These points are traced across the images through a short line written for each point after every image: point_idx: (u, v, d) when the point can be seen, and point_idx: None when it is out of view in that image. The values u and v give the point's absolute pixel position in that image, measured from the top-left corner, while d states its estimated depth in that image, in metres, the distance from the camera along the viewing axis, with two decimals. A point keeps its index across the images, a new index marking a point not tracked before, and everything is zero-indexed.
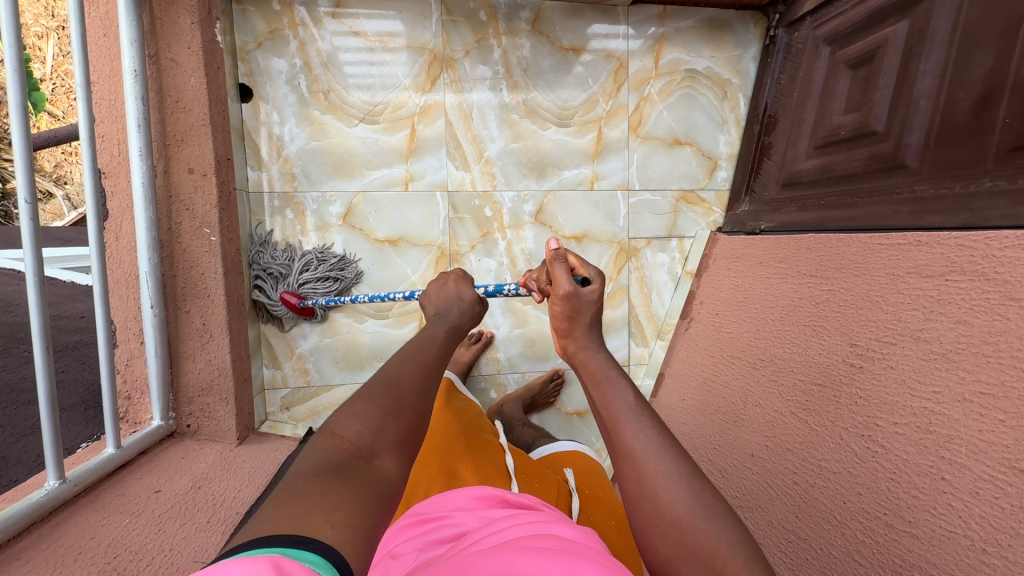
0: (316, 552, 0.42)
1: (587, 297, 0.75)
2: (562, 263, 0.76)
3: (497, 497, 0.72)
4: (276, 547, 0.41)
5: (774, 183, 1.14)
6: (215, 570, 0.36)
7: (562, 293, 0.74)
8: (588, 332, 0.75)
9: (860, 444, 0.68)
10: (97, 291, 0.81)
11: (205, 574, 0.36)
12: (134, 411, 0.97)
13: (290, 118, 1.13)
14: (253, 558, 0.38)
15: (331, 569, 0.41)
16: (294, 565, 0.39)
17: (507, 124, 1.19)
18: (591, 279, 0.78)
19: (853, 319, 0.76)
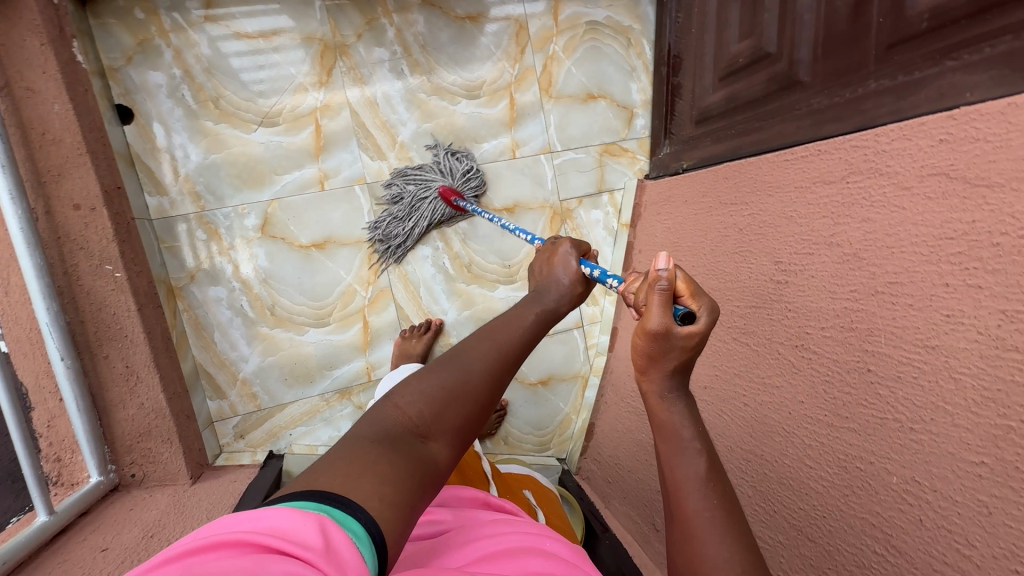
0: (361, 525, 0.40)
1: (680, 340, 0.53)
2: (665, 292, 0.51)
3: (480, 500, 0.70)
4: (330, 505, 0.40)
5: (688, 122, 1.15)
6: (267, 515, 0.38)
7: (652, 330, 0.53)
8: (665, 378, 0.55)
9: (796, 355, 0.70)
10: None
11: (259, 515, 0.38)
12: (68, 473, 0.89)
13: (181, 133, 1.05)
14: (304, 513, 0.38)
15: (372, 549, 0.39)
16: (337, 536, 0.38)
17: (416, 105, 1.16)
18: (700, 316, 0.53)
19: (774, 237, 0.78)
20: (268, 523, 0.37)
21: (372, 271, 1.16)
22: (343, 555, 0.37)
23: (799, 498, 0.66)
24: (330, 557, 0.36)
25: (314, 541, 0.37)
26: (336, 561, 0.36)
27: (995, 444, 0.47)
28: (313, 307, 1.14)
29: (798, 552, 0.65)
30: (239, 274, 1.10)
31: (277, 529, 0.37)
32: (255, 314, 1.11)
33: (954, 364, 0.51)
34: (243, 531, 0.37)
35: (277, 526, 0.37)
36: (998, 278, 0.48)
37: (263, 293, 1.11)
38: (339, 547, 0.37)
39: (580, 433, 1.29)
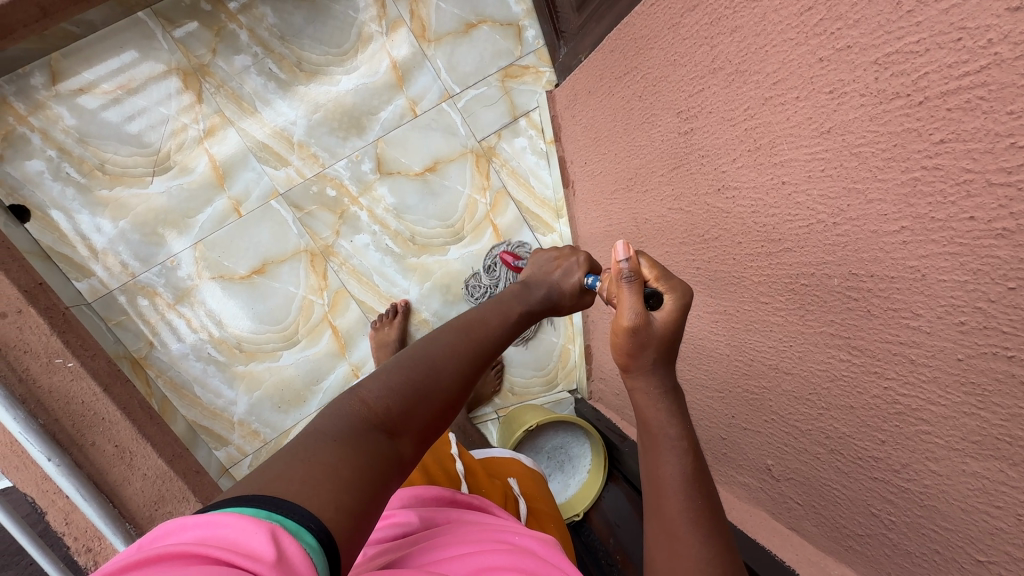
0: (314, 535, 0.37)
1: (655, 331, 0.55)
2: (632, 283, 0.54)
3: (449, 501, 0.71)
4: (283, 513, 0.37)
5: (571, 12, 1.08)
6: (211, 521, 0.35)
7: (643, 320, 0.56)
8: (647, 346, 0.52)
9: (722, 198, 0.66)
10: None
11: (208, 522, 0.35)
12: (104, 557, 0.93)
13: (82, 211, 1.03)
14: (256, 519, 0.36)
15: (326, 560, 0.37)
16: (290, 546, 0.35)
17: (298, 99, 1.11)
18: (666, 301, 0.56)
19: (668, 89, 0.73)
20: (215, 532, 0.35)
21: (321, 277, 1.14)
22: (296, 566, 0.34)
23: (766, 338, 0.64)
24: (284, 568, 0.34)
25: (264, 554, 0.34)
26: (288, 572, 0.34)
27: (909, 203, 0.43)
28: (277, 331, 1.13)
29: (781, 390, 0.63)
30: (195, 324, 1.10)
31: (223, 538, 0.35)
32: (226, 356, 1.11)
33: (852, 139, 0.47)
34: (188, 541, 0.35)
35: (224, 535, 0.35)
36: (861, 29, 0.43)
37: (225, 334, 1.11)
38: (291, 558, 0.35)
39: (581, 360, 1.28)
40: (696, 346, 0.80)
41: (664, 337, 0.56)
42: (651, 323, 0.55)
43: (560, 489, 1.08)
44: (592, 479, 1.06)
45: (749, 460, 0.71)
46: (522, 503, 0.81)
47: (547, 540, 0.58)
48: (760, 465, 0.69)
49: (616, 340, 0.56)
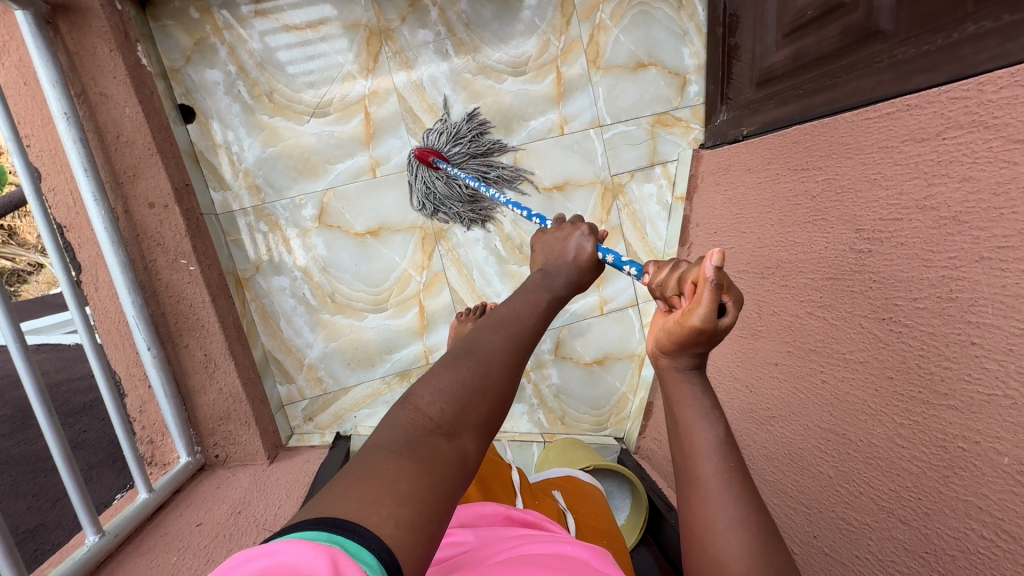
0: (374, 554, 0.34)
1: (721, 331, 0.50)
2: (716, 288, 0.47)
3: (500, 517, 0.68)
4: (343, 535, 0.34)
5: (748, 85, 1.09)
6: (273, 549, 0.32)
7: (694, 325, 0.50)
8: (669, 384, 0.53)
9: (883, 329, 0.66)
10: (94, 356, 0.78)
11: (265, 550, 0.32)
12: (161, 453, 0.97)
13: (239, 128, 1.08)
14: (313, 545, 0.32)
15: None
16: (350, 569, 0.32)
17: (462, 86, 1.14)
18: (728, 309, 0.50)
19: (854, 203, 0.72)
20: (273, 562, 0.31)
21: (426, 255, 1.17)
22: None
23: (889, 479, 0.63)
24: None
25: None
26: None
27: None
28: (370, 293, 1.16)
29: (889, 536, 0.62)
30: (301, 263, 1.13)
31: (284, 564, 0.31)
32: (317, 301, 1.15)
33: None
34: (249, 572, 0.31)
35: (286, 562, 0.31)
36: None
37: (324, 280, 1.14)
38: None
39: (637, 412, 1.28)
40: (790, 453, 0.79)
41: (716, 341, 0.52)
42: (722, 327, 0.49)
43: None
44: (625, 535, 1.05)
45: None
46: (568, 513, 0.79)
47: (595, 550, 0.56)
48: None
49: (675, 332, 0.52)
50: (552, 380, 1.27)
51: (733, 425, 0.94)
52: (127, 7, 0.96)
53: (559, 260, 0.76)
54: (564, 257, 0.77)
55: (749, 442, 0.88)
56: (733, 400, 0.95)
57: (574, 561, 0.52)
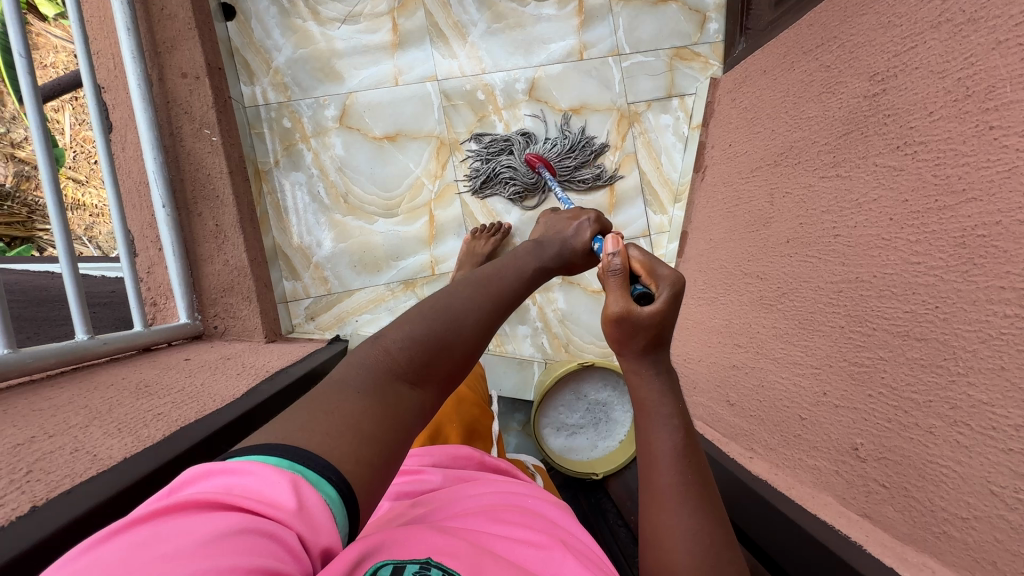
0: (334, 487, 0.36)
1: (644, 318, 0.57)
2: (617, 277, 0.62)
3: (475, 460, 0.68)
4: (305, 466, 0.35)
5: (766, 9, 1.10)
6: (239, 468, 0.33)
7: (610, 315, 0.59)
8: (636, 359, 0.59)
9: (898, 156, 0.63)
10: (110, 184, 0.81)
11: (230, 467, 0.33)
12: (162, 316, 0.98)
13: (275, 30, 1.15)
14: (277, 470, 0.34)
15: (342, 509, 0.36)
16: (310, 496, 0.34)
17: (487, 6, 1.19)
18: (661, 293, 0.60)
19: (868, 53, 0.71)
20: (236, 480, 0.32)
21: (440, 165, 1.19)
22: (316, 518, 0.33)
23: (903, 302, 0.58)
24: (304, 517, 0.33)
25: (285, 500, 0.33)
26: (311, 524, 0.33)
27: None
28: (383, 198, 1.18)
29: (904, 359, 0.57)
30: (318, 161, 1.16)
31: (248, 486, 0.32)
32: (330, 201, 1.17)
33: None
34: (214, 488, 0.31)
35: (251, 486, 0.32)
36: None
37: (339, 180, 1.17)
38: (311, 508, 0.34)
39: None
40: (800, 321, 0.75)
41: (651, 331, 0.57)
42: (639, 311, 0.57)
43: (586, 446, 1.01)
44: (622, 449, 1.00)
45: (830, 441, 0.64)
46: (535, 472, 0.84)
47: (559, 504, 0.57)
48: (844, 445, 0.62)
49: (606, 329, 0.60)
50: (558, 305, 1.24)
51: (741, 321, 0.89)
52: None
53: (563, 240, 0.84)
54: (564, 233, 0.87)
55: (759, 329, 0.84)
56: (743, 296, 0.91)
57: (538, 515, 0.51)
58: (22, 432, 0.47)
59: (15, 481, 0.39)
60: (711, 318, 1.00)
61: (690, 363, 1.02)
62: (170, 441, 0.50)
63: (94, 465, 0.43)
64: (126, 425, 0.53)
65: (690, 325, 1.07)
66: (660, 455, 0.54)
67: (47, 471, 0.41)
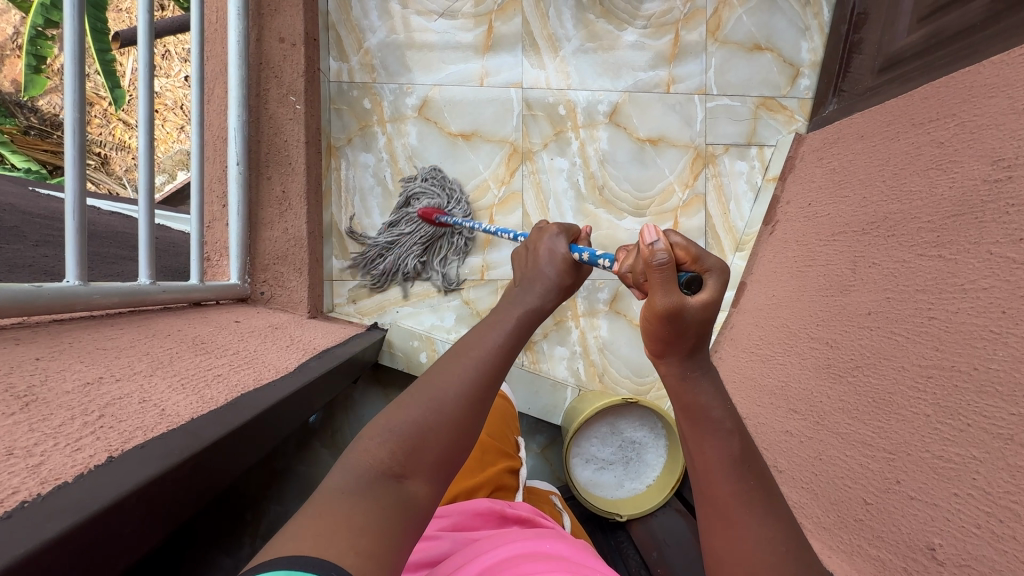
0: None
1: (695, 314, 0.46)
2: (667, 270, 0.45)
3: (496, 514, 0.59)
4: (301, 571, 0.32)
5: (868, 73, 1.07)
6: None
7: (659, 313, 0.46)
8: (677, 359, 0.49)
9: (1019, 249, 0.60)
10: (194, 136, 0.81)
11: None
12: (213, 272, 0.98)
13: (373, 12, 1.16)
14: None
15: None
16: None
17: (584, 24, 1.19)
18: (707, 281, 0.48)
19: (993, 137, 0.69)
20: None
21: (509, 172, 1.17)
22: None
23: (1009, 403, 0.55)
24: None
25: None
26: None
27: None
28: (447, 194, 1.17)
29: (1002, 465, 0.53)
30: (390, 146, 1.16)
31: None
32: (394, 188, 1.16)
33: None
34: None
35: None
36: None
37: (407, 169, 1.16)
38: None
39: None
40: (875, 400, 0.71)
41: (698, 334, 0.47)
42: (692, 307, 0.45)
43: (612, 484, 0.98)
44: (649, 496, 0.97)
45: (901, 535, 0.60)
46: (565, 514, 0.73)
47: (580, 548, 0.48)
48: (917, 542, 0.58)
49: (646, 326, 0.47)
50: (600, 333, 1.21)
51: (801, 385, 0.86)
52: None
53: (545, 280, 0.69)
54: (540, 269, 0.71)
55: (821, 398, 0.80)
56: (806, 361, 0.87)
57: (556, 559, 0.42)
58: (89, 370, 0.46)
59: (88, 423, 0.37)
60: (764, 376, 0.96)
61: None
62: (234, 408, 0.48)
63: (163, 420, 0.41)
64: (188, 381, 0.51)
65: (736, 380, 1.04)
66: (713, 460, 0.45)
67: (118, 418, 0.39)
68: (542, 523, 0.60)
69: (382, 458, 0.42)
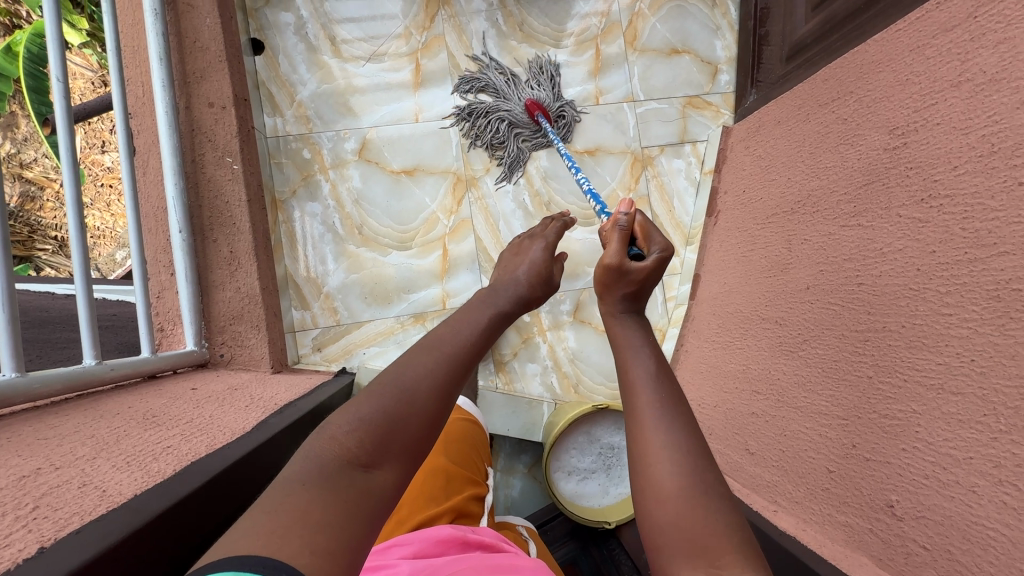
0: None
1: (636, 274, 0.70)
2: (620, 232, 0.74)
3: (457, 540, 0.58)
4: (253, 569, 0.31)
5: (778, 62, 1.14)
6: None
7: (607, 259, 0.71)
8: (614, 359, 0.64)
9: (922, 209, 0.64)
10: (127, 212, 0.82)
11: None
12: (169, 342, 0.97)
13: (301, 65, 1.19)
14: None
15: None
16: None
17: (507, 50, 1.24)
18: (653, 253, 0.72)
19: (886, 108, 0.74)
20: None
21: (456, 201, 1.20)
22: None
23: (936, 354, 0.58)
24: None
25: None
26: None
27: None
28: (397, 230, 1.18)
29: (939, 414, 0.56)
30: (335, 192, 1.17)
31: None
32: (345, 232, 1.17)
33: None
34: None
35: None
36: None
37: (355, 212, 1.18)
38: None
39: None
40: (824, 369, 0.73)
41: (639, 282, 0.70)
42: (632, 265, 0.70)
43: (598, 491, 0.98)
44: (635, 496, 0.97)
45: (862, 497, 0.62)
46: (531, 542, 0.74)
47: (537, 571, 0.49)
48: (878, 501, 0.60)
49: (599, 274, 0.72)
50: (568, 344, 1.22)
51: (760, 366, 0.88)
52: None
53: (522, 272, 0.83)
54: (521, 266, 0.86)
55: (779, 375, 0.83)
56: (761, 342, 0.90)
57: None
58: (27, 463, 0.45)
59: (20, 517, 0.37)
60: (727, 361, 0.98)
61: (705, 407, 1.00)
62: (184, 476, 0.48)
63: (103, 501, 0.41)
64: (135, 458, 0.50)
65: (703, 369, 1.06)
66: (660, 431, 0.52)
67: (54, 507, 0.39)
68: (503, 547, 0.60)
69: (340, 464, 0.41)
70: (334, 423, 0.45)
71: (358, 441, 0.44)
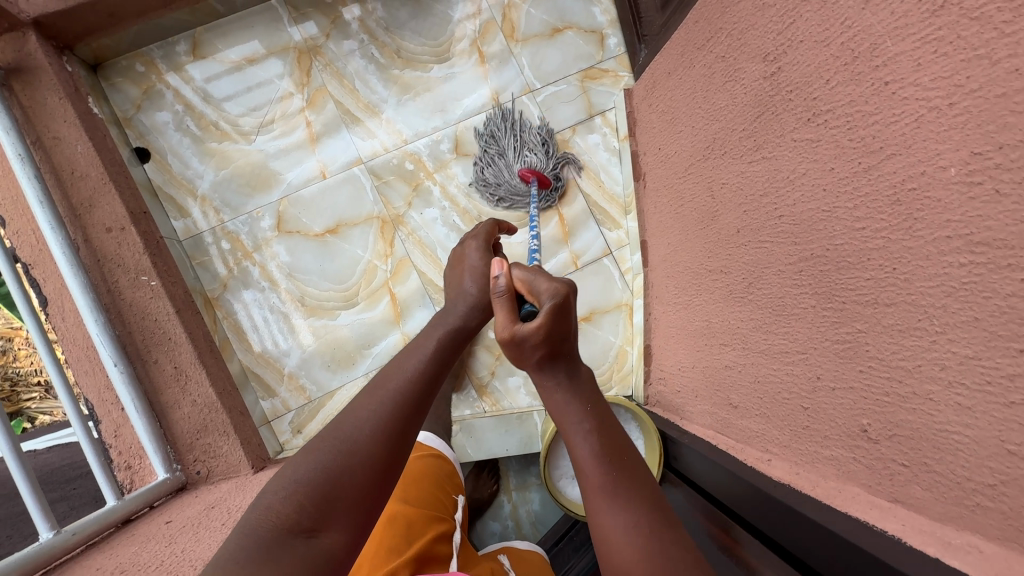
0: None
1: (525, 332, 0.63)
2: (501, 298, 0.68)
3: None
4: None
5: (654, 12, 1.11)
6: None
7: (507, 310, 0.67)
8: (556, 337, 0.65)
9: (812, 128, 0.63)
10: (48, 366, 0.79)
11: None
12: (140, 477, 0.94)
13: (192, 160, 1.16)
14: None
15: None
16: None
17: (392, 81, 1.21)
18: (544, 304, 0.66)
19: (754, 36, 0.72)
20: None
21: (387, 243, 1.18)
22: None
23: (863, 270, 0.56)
24: None
25: None
26: None
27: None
28: (338, 290, 1.16)
29: (882, 328, 0.55)
30: (266, 272, 1.15)
31: None
32: (287, 309, 1.15)
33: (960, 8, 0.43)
34: None
35: None
36: None
37: (292, 286, 1.15)
38: None
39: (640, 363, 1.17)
40: (774, 308, 0.72)
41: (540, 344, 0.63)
42: (522, 330, 0.63)
43: None
44: None
45: (839, 427, 0.61)
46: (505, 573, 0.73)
47: None
48: (853, 428, 0.59)
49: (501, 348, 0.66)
50: None
51: (720, 317, 0.87)
52: (77, 68, 1.08)
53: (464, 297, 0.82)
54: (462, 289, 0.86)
55: (739, 322, 0.82)
56: (714, 293, 0.89)
57: None
58: None
59: None
60: (692, 320, 0.97)
61: (686, 371, 0.99)
62: None
63: None
64: None
65: (674, 333, 1.05)
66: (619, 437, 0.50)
67: None
68: None
69: None
70: (270, 519, 0.44)
71: (292, 520, 0.44)
